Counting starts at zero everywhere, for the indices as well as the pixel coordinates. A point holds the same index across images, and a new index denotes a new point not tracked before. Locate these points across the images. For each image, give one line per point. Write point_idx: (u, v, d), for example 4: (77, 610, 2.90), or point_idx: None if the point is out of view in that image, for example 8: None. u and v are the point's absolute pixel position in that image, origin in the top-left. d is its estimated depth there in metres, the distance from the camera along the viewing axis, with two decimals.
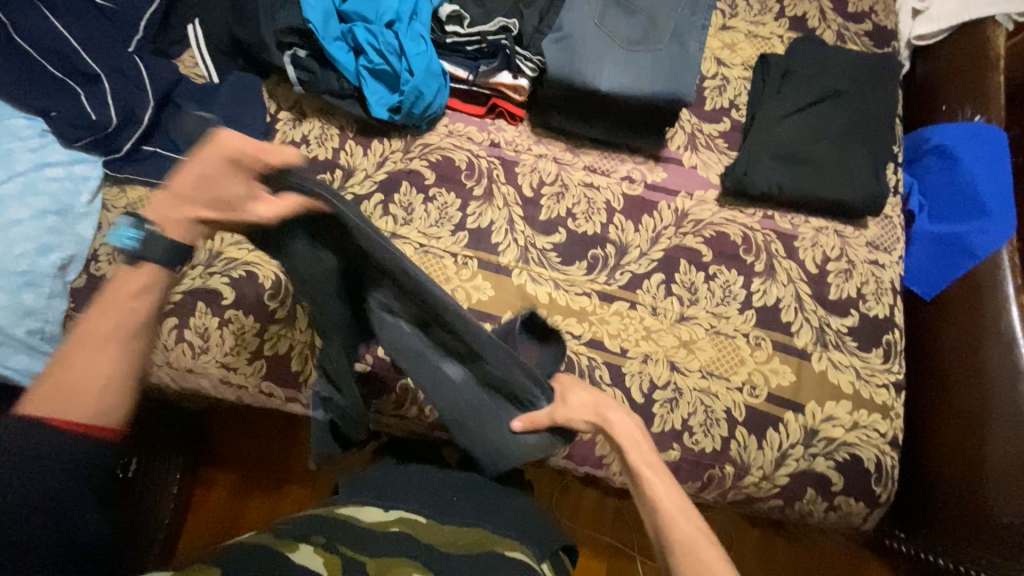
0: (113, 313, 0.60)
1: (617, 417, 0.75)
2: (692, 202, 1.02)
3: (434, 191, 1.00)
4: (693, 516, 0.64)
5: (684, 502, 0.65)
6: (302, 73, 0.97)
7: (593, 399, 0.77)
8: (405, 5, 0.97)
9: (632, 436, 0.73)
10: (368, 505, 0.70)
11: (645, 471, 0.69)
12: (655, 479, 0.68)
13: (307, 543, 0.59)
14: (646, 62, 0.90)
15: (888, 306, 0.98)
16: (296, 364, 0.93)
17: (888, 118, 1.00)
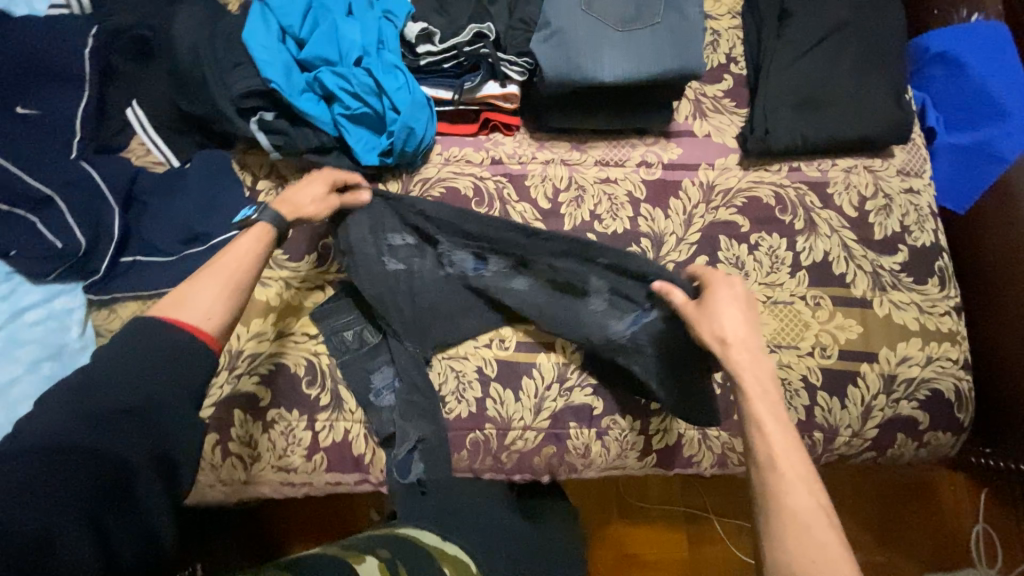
0: (245, 245, 0.69)
1: (749, 362, 0.68)
2: (715, 172, 0.97)
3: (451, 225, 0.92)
4: (815, 492, 0.59)
5: (811, 475, 0.61)
6: (274, 137, 0.87)
7: (736, 333, 0.70)
8: (368, 35, 0.86)
9: (762, 384, 0.66)
10: (426, 530, 0.72)
11: (770, 424, 0.63)
12: (785, 440, 0.62)
13: (373, 556, 0.59)
14: (645, 38, 0.82)
15: (932, 231, 0.96)
16: (359, 448, 0.86)
17: (895, 36, 0.95)
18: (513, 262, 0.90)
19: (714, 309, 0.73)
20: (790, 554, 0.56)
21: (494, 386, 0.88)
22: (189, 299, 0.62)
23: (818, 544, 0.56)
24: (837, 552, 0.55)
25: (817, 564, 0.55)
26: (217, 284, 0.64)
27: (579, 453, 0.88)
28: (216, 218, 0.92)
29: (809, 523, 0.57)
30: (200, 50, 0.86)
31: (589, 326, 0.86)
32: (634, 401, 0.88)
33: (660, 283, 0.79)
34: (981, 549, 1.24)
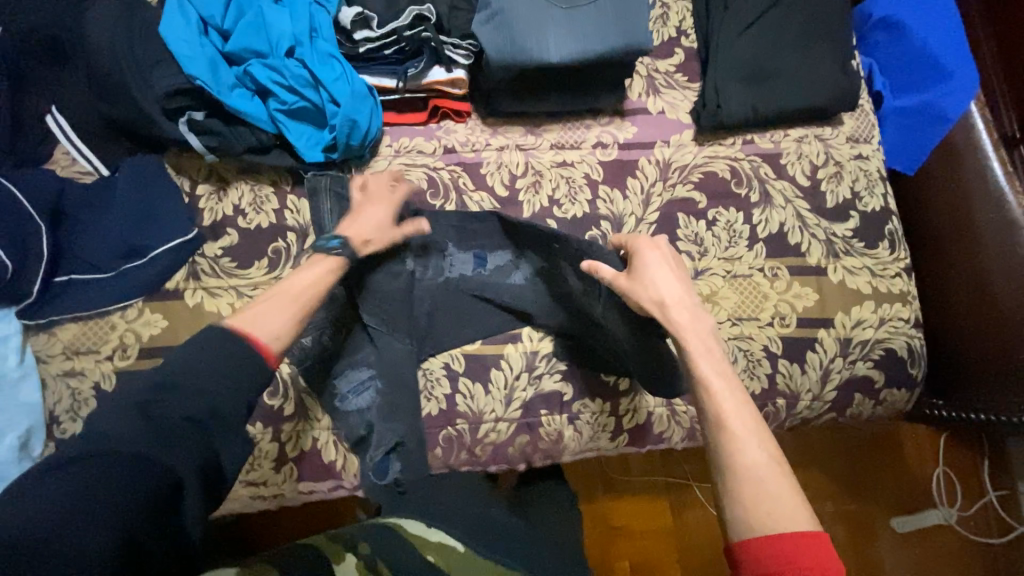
0: (316, 274, 0.72)
1: (687, 321, 0.73)
2: (671, 149, 0.96)
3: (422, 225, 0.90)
4: (764, 444, 0.63)
5: (759, 428, 0.64)
6: (207, 138, 0.81)
7: (672, 294, 0.75)
8: (299, 24, 0.81)
9: (704, 345, 0.71)
10: (412, 519, 0.74)
11: (713, 380, 0.68)
12: (729, 395, 0.66)
13: (353, 552, 0.63)
14: (590, 15, 0.80)
15: (881, 196, 0.98)
16: (330, 456, 0.85)
17: (839, 1, 0.95)
18: (512, 255, 0.92)
19: (647, 275, 0.78)
20: (751, 510, 0.58)
21: (462, 381, 0.87)
22: (260, 312, 0.65)
23: (773, 498, 0.58)
24: (790, 502, 0.58)
25: (772, 517, 0.57)
26: (289, 305, 0.67)
27: (553, 439, 0.88)
28: (154, 230, 0.87)
29: (762, 476, 0.60)
30: (117, 50, 0.80)
31: (580, 305, 0.89)
32: (603, 384, 0.89)
33: (587, 262, 0.81)
34: (941, 488, 1.32)
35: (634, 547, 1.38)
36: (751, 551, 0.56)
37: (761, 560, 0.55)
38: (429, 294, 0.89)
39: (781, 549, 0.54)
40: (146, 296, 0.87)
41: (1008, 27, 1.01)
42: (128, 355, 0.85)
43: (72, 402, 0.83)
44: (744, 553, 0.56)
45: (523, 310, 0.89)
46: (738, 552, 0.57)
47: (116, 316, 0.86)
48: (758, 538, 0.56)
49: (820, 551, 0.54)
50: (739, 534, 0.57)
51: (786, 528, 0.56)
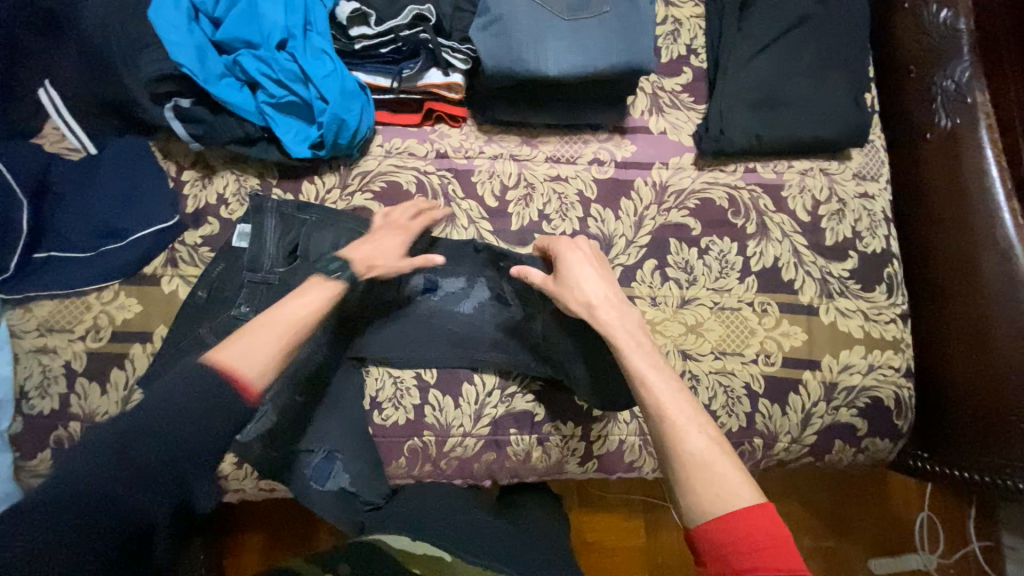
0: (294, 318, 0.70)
1: (615, 320, 0.74)
2: (669, 172, 0.93)
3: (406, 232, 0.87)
4: (703, 429, 0.64)
5: (696, 412, 0.66)
6: (193, 127, 0.80)
7: (598, 295, 0.76)
8: (293, 15, 0.79)
9: (633, 340, 0.72)
10: (399, 533, 0.73)
11: (649, 375, 0.69)
12: (666, 387, 0.67)
13: (331, 574, 0.61)
14: (594, 29, 0.76)
15: (884, 238, 0.94)
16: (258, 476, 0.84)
17: (860, 32, 0.91)
18: (468, 279, 0.89)
19: (575, 274, 0.78)
20: (701, 496, 0.59)
21: (433, 393, 0.85)
22: (237, 346, 0.64)
23: (719, 480, 0.59)
24: (736, 479, 0.59)
25: (722, 496, 0.58)
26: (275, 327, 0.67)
27: (520, 459, 0.87)
28: (136, 214, 0.86)
29: (709, 456, 0.62)
30: (109, 27, 0.78)
31: (522, 339, 0.86)
32: (576, 407, 0.87)
33: (515, 269, 0.80)
34: (923, 533, 1.29)
35: (605, 563, 1.36)
36: (709, 533, 0.56)
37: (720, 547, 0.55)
38: (409, 299, 0.88)
39: (735, 529, 0.55)
40: (124, 280, 0.86)
41: None
42: (101, 337, 0.84)
43: (42, 379, 0.82)
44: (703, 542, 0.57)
45: (464, 337, 0.86)
46: (697, 539, 0.58)
47: (92, 297, 0.85)
48: (712, 521, 0.57)
49: (771, 520, 0.56)
50: (695, 522, 0.58)
51: (735, 504, 0.57)
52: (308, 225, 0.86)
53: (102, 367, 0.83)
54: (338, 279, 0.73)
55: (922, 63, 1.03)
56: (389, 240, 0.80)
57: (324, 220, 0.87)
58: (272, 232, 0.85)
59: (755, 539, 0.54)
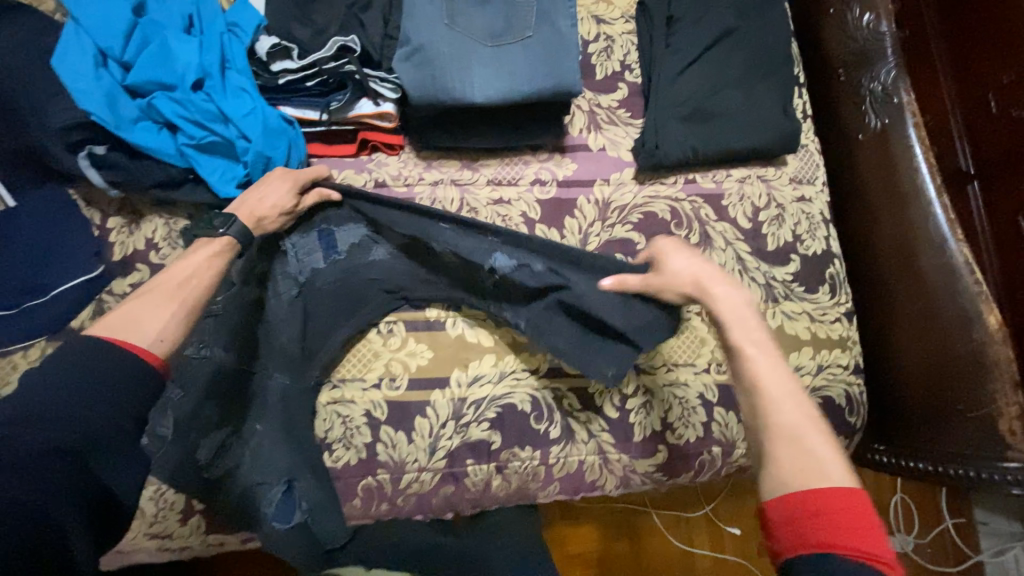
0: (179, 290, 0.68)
1: (724, 292, 0.67)
2: (611, 188, 0.94)
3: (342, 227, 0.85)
4: (802, 407, 0.59)
5: (797, 391, 0.60)
6: (109, 174, 0.77)
7: (700, 269, 0.69)
8: (209, 55, 0.77)
9: (737, 312, 0.65)
10: (353, 565, 0.78)
11: (750, 347, 0.63)
12: (768, 361, 0.62)
13: None
14: (517, 54, 0.76)
15: (823, 239, 0.97)
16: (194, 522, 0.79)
17: (783, 41, 0.93)
18: (366, 226, 0.85)
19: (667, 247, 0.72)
20: (785, 468, 0.54)
21: (384, 430, 0.83)
22: (126, 313, 0.63)
23: (807, 456, 0.55)
24: (831, 460, 0.54)
25: (810, 473, 0.53)
26: (165, 297, 0.66)
27: (479, 488, 0.85)
28: (59, 267, 0.82)
29: (801, 435, 0.56)
30: (15, 78, 0.75)
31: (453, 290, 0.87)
32: (533, 431, 0.85)
33: (609, 279, 0.76)
34: (898, 514, 1.30)
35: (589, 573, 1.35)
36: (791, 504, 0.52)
37: (795, 519, 0.51)
38: (352, 334, 0.85)
39: (817, 504, 0.51)
40: (50, 335, 0.81)
41: (966, 65, 0.99)
42: None
43: None
44: (775, 511, 0.53)
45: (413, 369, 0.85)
46: (768, 510, 0.54)
47: (15, 356, 0.80)
48: (791, 493, 0.53)
49: (864, 506, 0.50)
50: (770, 493, 0.54)
51: (825, 483, 0.52)
52: None
53: None
54: (224, 232, 0.73)
55: (849, 66, 1.05)
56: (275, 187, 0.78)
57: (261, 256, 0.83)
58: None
59: (843, 518, 0.49)
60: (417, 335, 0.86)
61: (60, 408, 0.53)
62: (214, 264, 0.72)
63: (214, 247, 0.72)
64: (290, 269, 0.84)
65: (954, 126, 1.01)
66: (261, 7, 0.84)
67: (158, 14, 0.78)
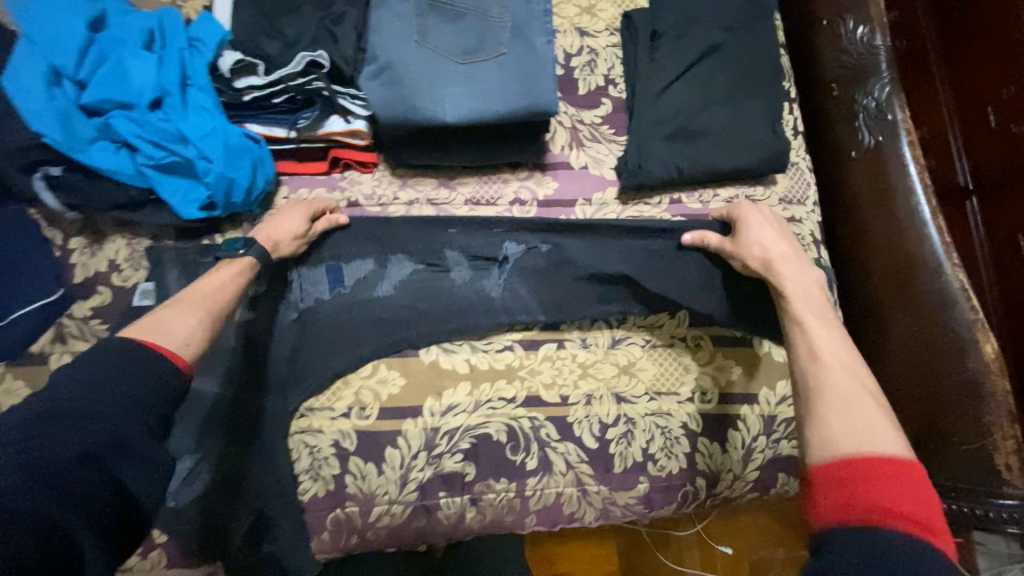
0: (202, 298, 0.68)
1: (790, 270, 0.74)
2: (593, 208, 0.91)
3: (353, 266, 0.86)
4: (858, 375, 0.61)
5: (854, 361, 0.63)
6: (65, 197, 0.74)
7: (776, 249, 0.77)
8: (168, 72, 0.74)
9: (801, 286, 0.72)
10: None
11: (807, 315, 0.68)
12: (822, 332, 0.66)
13: None
14: (490, 72, 0.73)
15: (813, 261, 0.93)
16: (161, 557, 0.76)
17: (772, 56, 0.90)
18: (375, 262, 0.86)
19: (753, 232, 0.79)
20: (833, 428, 0.56)
21: (353, 461, 0.79)
22: (161, 317, 0.63)
23: (860, 420, 0.56)
24: (883, 426, 0.55)
25: (869, 440, 0.54)
26: (192, 305, 0.67)
27: (453, 521, 0.82)
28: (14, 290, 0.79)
29: (863, 408, 0.57)
30: None
31: (465, 295, 0.87)
32: (509, 462, 0.82)
33: (690, 236, 0.84)
34: None
35: None
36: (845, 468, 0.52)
37: (843, 479, 0.51)
38: (321, 361, 0.82)
39: (868, 468, 0.51)
40: (8, 361, 0.78)
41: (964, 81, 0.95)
42: None
43: None
44: (823, 472, 0.53)
45: (385, 397, 0.81)
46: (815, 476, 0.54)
47: None
48: (840, 455, 0.53)
49: (917, 479, 0.50)
50: (818, 455, 0.55)
51: (877, 450, 0.53)
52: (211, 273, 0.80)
53: None
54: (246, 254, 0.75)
55: (843, 80, 1.01)
56: (292, 213, 0.79)
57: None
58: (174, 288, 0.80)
59: (893, 484, 0.49)
60: (388, 361, 0.83)
61: (89, 410, 0.52)
62: (236, 281, 0.73)
63: (238, 265, 0.74)
64: (292, 297, 0.84)
65: (951, 143, 0.98)
66: (226, 22, 0.80)
67: (116, 31, 0.75)
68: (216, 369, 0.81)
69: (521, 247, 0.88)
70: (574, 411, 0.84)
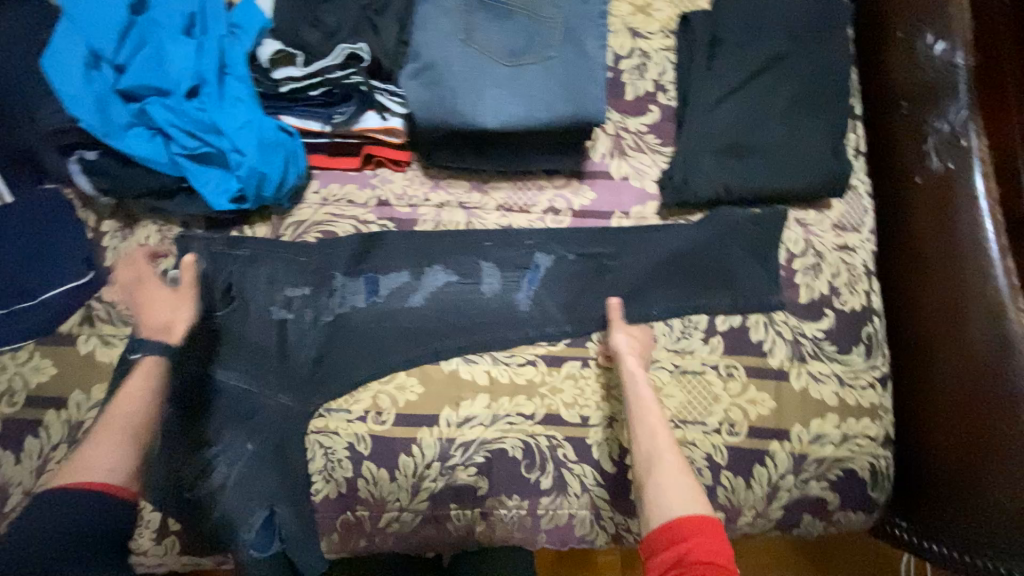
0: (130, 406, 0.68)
1: (627, 349, 0.77)
2: (630, 222, 0.87)
3: (390, 276, 0.83)
4: (670, 445, 0.69)
5: (664, 434, 0.71)
6: (99, 180, 0.73)
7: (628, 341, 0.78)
8: (206, 58, 0.72)
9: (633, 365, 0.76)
10: None
11: (636, 390, 0.74)
12: (646, 407, 0.73)
13: None
14: (535, 77, 0.68)
15: (863, 294, 0.87)
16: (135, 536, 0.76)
17: (839, 71, 0.83)
18: (411, 274, 0.84)
19: (619, 344, 0.78)
20: (657, 505, 0.64)
21: (367, 464, 0.79)
22: (86, 451, 0.64)
23: (673, 491, 0.64)
24: (689, 493, 0.64)
25: (677, 507, 0.63)
26: (109, 431, 0.65)
27: (462, 534, 0.81)
28: (51, 270, 0.80)
29: (672, 476, 0.66)
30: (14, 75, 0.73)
31: (493, 307, 0.84)
32: (523, 480, 0.80)
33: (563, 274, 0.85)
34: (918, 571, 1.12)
35: None
36: (650, 550, 0.61)
37: (661, 551, 0.60)
38: (339, 365, 0.80)
39: (675, 535, 0.60)
40: (40, 339, 0.79)
41: None
42: (15, 401, 0.77)
43: None
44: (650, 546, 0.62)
45: (403, 403, 0.80)
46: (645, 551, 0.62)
47: (7, 357, 0.79)
48: (656, 528, 0.62)
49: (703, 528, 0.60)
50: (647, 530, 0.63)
51: (682, 514, 0.62)
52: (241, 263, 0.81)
53: (16, 435, 0.76)
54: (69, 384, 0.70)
55: (914, 99, 0.93)
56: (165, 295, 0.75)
57: (259, 252, 0.81)
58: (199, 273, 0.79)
59: (687, 541, 0.59)
60: (409, 368, 0.81)
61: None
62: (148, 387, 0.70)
63: (143, 371, 0.71)
64: (330, 302, 0.82)
65: None
66: (267, 8, 0.78)
67: (157, 13, 0.73)
68: (244, 363, 0.79)
69: (552, 258, 0.86)
70: (594, 433, 0.81)
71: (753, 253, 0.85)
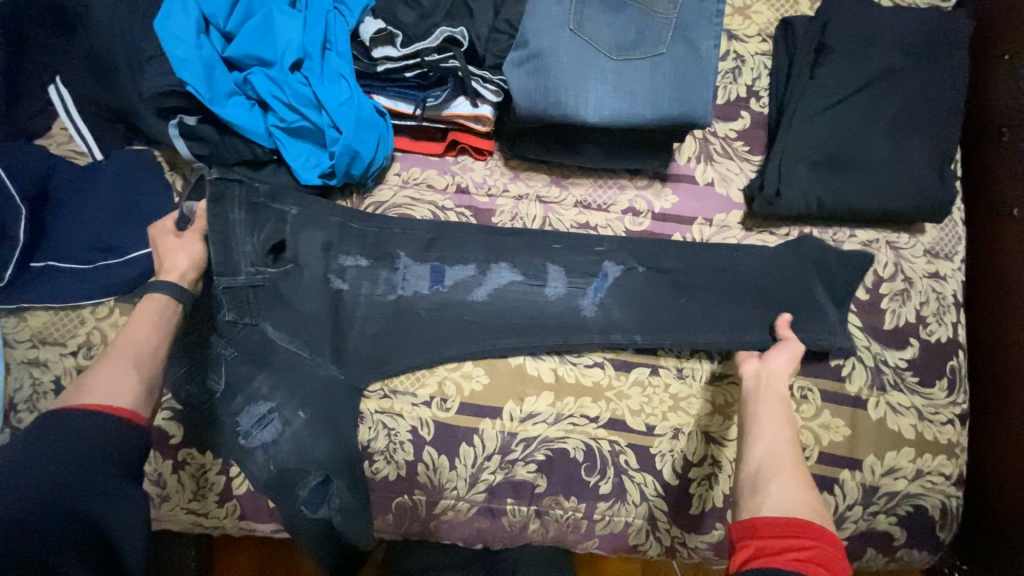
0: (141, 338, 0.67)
1: (781, 369, 0.71)
2: (711, 230, 0.84)
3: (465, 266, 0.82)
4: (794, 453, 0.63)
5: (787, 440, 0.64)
6: (195, 146, 0.75)
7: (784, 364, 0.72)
8: (311, 33, 0.72)
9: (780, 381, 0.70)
10: None
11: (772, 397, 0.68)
12: (776, 411, 0.67)
13: None
14: (644, 73, 0.67)
15: (951, 325, 0.83)
16: (152, 466, 0.76)
17: (950, 89, 0.79)
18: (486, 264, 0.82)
19: (773, 359, 0.73)
20: (769, 498, 0.57)
21: (428, 450, 0.78)
22: (95, 376, 0.62)
23: (791, 493, 0.58)
24: (809, 501, 0.57)
25: (790, 506, 0.56)
26: (124, 358, 0.64)
27: (514, 529, 0.80)
28: (138, 230, 0.82)
29: (792, 479, 0.59)
30: (123, 36, 0.74)
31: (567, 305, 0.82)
32: (582, 483, 0.79)
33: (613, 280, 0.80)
34: None
35: None
36: (749, 532, 0.56)
37: (763, 539, 0.54)
38: (404, 349, 0.80)
39: (786, 532, 0.54)
40: (119, 295, 0.80)
41: None
42: (93, 355, 0.78)
43: (31, 394, 0.76)
44: (742, 529, 0.56)
45: (468, 392, 0.80)
46: (737, 536, 0.56)
47: (87, 311, 0.80)
48: (757, 518, 0.56)
49: (818, 537, 0.54)
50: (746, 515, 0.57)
51: (796, 514, 0.55)
52: (320, 237, 0.80)
53: None
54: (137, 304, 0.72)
55: None
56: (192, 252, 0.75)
57: (336, 229, 0.81)
58: (241, 230, 0.76)
59: (797, 543, 0.53)
60: (475, 358, 0.80)
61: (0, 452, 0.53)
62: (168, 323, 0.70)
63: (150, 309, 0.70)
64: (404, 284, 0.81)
65: None
66: None
67: None
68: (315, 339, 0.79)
69: (621, 268, 0.81)
70: (659, 443, 0.80)
71: (840, 273, 0.81)
